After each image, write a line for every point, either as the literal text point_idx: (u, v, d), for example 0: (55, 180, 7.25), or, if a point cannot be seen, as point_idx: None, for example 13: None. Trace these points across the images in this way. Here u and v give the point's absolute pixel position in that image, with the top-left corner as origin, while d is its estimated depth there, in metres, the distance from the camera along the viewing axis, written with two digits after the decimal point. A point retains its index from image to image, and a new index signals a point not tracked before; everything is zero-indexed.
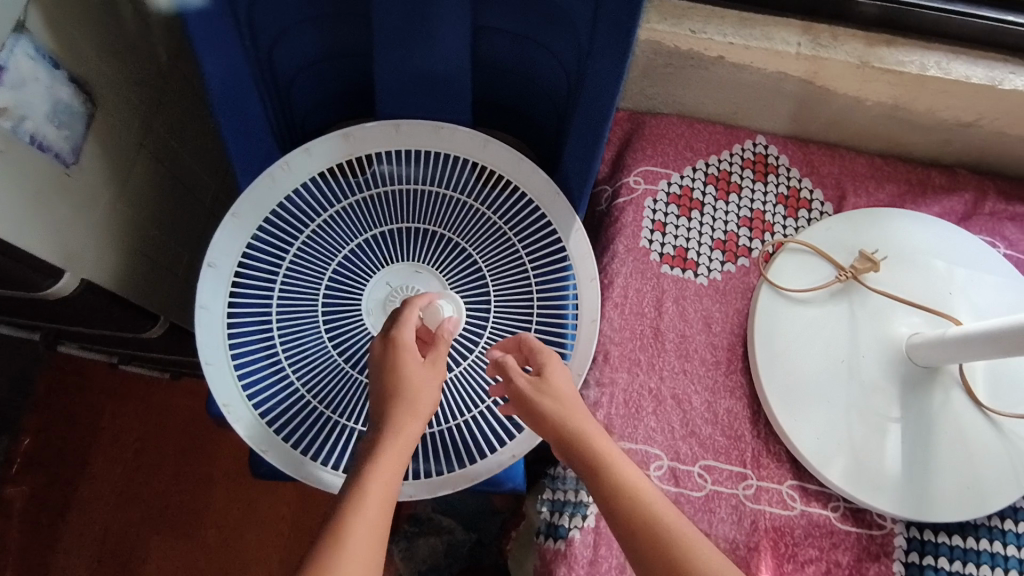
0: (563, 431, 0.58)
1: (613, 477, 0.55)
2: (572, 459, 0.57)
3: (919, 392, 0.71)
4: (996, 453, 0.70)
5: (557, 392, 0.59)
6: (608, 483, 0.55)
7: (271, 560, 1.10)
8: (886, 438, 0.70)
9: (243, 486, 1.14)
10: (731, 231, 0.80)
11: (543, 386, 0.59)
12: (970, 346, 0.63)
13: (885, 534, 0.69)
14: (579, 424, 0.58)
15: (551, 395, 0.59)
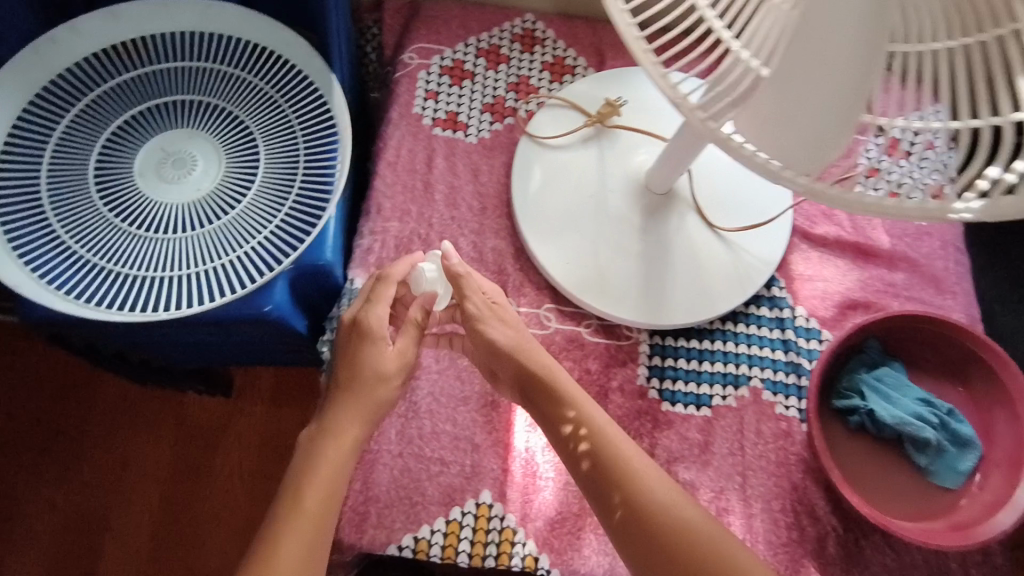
0: (530, 380, 0.67)
1: (580, 421, 0.65)
2: (542, 408, 0.67)
3: (659, 217, 0.79)
4: (725, 264, 0.79)
5: (516, 341, 0.68)
6: (574, 427, 0.65)
7: (149, 491, 1.13)
8: (630, 259, 0.78)
9: (114, 428, 1.16)
10: (500, 95, 0.88)
11: (510, 342, 0.68)
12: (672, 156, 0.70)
13: (631, 343, 0.79)
14: (549, 372, 0.67)
15: (517, 349, 0.68)
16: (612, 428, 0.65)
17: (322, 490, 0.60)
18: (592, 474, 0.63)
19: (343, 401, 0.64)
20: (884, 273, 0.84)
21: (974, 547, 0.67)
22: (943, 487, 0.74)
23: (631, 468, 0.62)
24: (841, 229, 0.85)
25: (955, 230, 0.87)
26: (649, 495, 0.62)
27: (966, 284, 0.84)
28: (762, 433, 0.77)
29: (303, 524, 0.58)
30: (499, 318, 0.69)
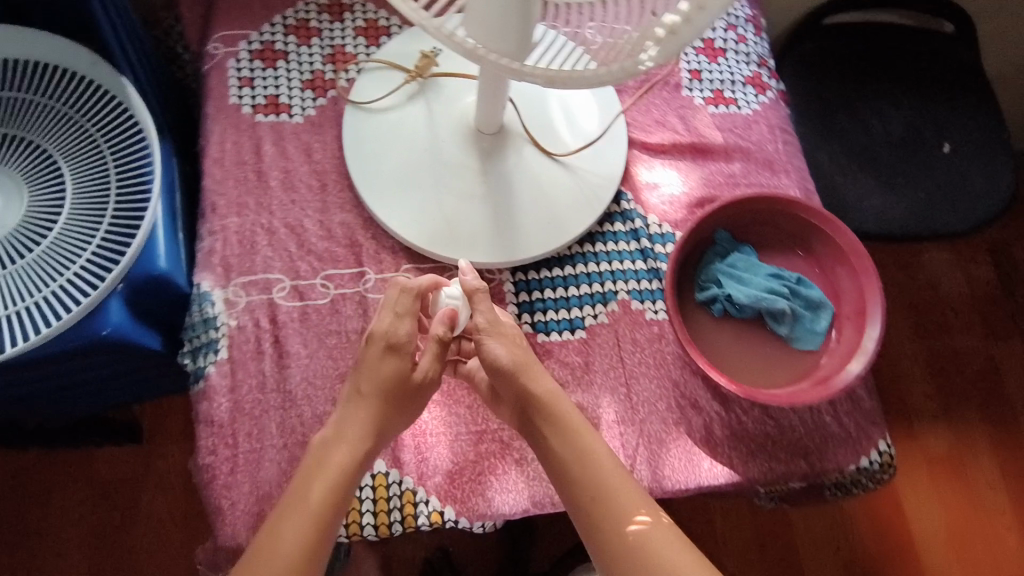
0: (530, 406, 0.68)
1: (581, 453, 0.66)
2: (540, 437, 0.68)
3: (494, 156, 0.82)
4: (567, 188, 0.82)
5: (516, 359, 0.69)
6: (575, 455, 0.66)
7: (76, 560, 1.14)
8: (476, 203, 0.80)
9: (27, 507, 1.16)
10: (318, 70, 0.87)
11: (517, 360, 0.69)
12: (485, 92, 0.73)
13: (496, 285, 0.81)
14: (553, 401, 0.68)
15: (519, 370, 0.69)
16: (612, 460, 0.67)
17: (324, 502, 0.62)
18: (586, 498, 0.65)
19: (359, 409, 0.67)
20: (722, 166, 0.88)
21: (832, 394, 0.73)
22: (806, 351, 0.78)
23: (624, 507, 0.65)
24: (675, 133, 0.89)
25: (777, 114, 0.92)
26: (637, 528, 0.64)
27: (796, 161, 0.90)
28: (637, 340, 0.80)
29: (304, 531, 0.60)
30: (507, 339, 0.71)
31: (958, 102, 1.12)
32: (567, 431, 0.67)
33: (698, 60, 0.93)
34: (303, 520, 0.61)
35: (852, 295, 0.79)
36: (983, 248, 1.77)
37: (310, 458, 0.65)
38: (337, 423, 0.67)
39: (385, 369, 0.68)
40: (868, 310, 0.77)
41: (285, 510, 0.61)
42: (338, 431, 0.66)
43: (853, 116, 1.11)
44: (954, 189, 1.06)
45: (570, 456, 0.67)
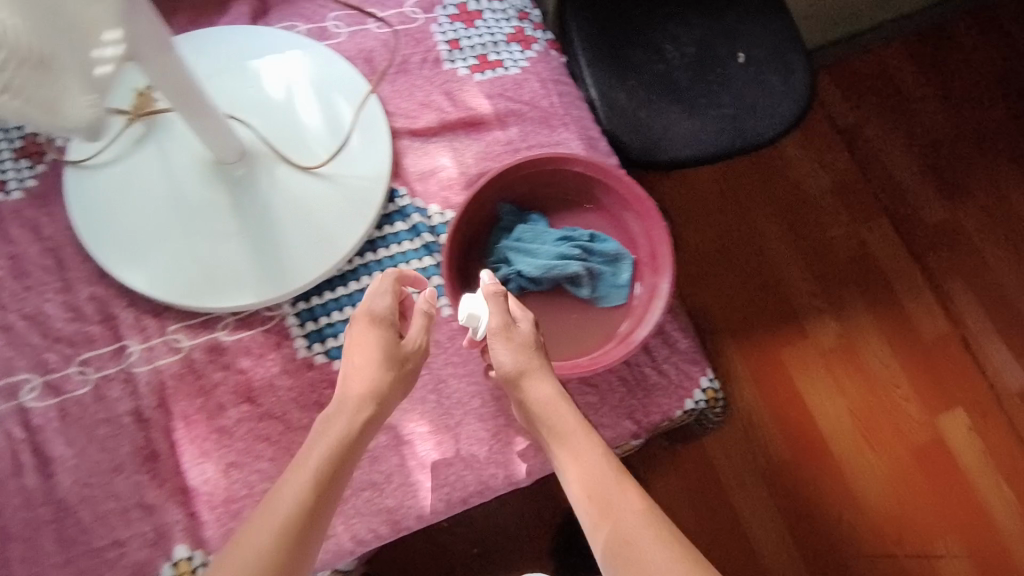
0: (537, 415, 0.66)
1: (575, 450, 0.63)
2: (561, 442, 0.65)
3: (243, 184, 0.74)
4: (332, 202, 0.76)
5: (517, 364, 0.66)
6: (565, 444, 0.65)
7: None
8: (233, 240, 0.73)
9: None
10: (30, 134, 0.77)
11: (522, 363, 0.66)
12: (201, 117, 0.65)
13: (277, 322, 0.75)
14: (554, 397, 0.66)
15: (518, 376, 0.66)
16: (604, 462, 0.63)
17: (307, 504, 0.55)
18: (580, 484, 0.63)
19: (351, 397, 0.60)
20: (497, 135, 0.83)
21: (628, 350, 0.71)
22: (614, 305, 0.76)
23: (610, 495, 0.61)
24: (444, 112, 0.83)
25: (548, 66, 0.87)
26: (624, 512, 0.59)
27: (575, 110, 0.85)
28: (440, 341, 0.77)
29: (291, 515, 0.54)
30: (514, 342, 0.66)
31: (746, 8, 1.09)
32: (575, 435, 0.64)
33: (454, 28, 0.86)
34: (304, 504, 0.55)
35: (643, 239, 0.77)
36: (833, 133, 1.67)
37: (320, 438, 0.58)
38: (335, 414, 0.60)
39: (384, 351, 0.62)
40: (659, 251, 0.75)
41: (285, 493, 0.55)
42: (329, 429, 0.59)
43: (645, 47, 1.07)
44: (757, 98, 1.05)
45: (567, 449, 0.64)
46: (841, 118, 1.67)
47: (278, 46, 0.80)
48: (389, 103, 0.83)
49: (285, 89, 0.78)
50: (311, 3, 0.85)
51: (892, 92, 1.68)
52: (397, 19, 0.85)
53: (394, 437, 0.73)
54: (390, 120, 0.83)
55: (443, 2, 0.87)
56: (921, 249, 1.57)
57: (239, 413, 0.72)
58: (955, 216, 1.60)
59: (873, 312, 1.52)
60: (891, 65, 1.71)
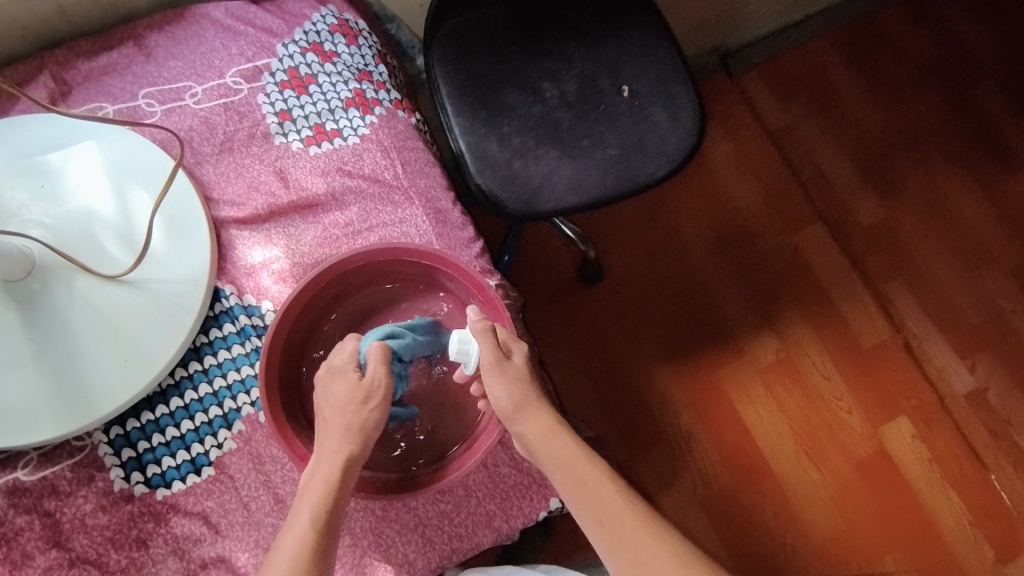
0: (529, 439, 0.63)
1: (577, 473, 0.61)
2: (554, 463, 0.62)
3: (36, 302, 0.66)
4: (143, 311, 0.69)
5: (514, 400, 0.63)
6: (567, 470, 0.61)
7: None
8: (28, 367, 0.65)
9: None
10: None
11: (519, 399, 0.64)
12: None
13: (86, 453, 0.67)
14: (552, 426, 0.63)
15: (515, 413, 0.63)
16: (608, 481, 0.61)
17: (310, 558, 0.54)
18: (588, 513, 0.60)
19: (333, 464, 0.59)
20: (335, 217, 0.76)
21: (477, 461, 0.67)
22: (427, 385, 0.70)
23: (622, 520, 0.59)
24: (273, 195, 0.76)
25: (392, 130, 0.79)
26: (640, 532, 0.58)
27: (421, 180, 0.78)
28: (277, 456, 0.69)
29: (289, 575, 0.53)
30: (509, 378, 0.64)
31: (627, 37, 1.03)
32: (572, 453, 0.62)
33: (284, 97, 0.78)
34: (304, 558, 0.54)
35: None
36: (761, 137, 1.52)
37: (312, 494, 0.57)
38: (321, 477, 0.58)
39: (354, 406, 0.60)
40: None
41: (287, 555, 0.54)
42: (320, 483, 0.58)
43: (522, 87, 0.99)
44: (644, 134, 0.97)
45: (570, 475, 0.61)
46: (770, 122, 1.53)
47: (79, 139, 0.72)
48: (212, 189, 0.76)
49: (84, 189, 0.71)
50: (117, 79, 0.77)
51: (818, 93, 1.56)
52: (218, 93, 0.78)
53: (228, 571, 0.66)
54: (213, 209, 0.75)
55: (270, 67, 0.79)
56: (857, 252, 1.46)
57: (47, 561, 0.63)
58: (891, 214, 1.49)
59: (809, 321, 1.40)
60: (818, 63, 1.58)
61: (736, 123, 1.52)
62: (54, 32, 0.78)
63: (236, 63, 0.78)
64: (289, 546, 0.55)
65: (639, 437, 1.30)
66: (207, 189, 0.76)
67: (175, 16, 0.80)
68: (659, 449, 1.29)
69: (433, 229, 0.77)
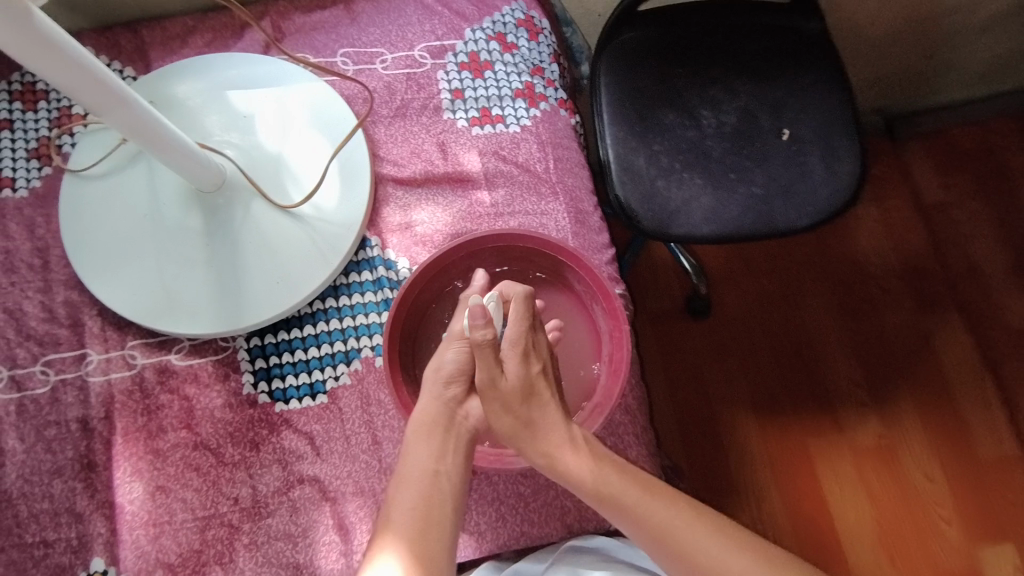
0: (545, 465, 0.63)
1: (609, 486, 0.61)
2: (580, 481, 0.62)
3: (220, 215, 0.75)
4: (299, 242, 0.76)
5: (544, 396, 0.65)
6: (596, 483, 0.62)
7: None
8: (200, 268, 0.75)
9: None
10: (43, 136, 0.79)
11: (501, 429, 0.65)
12: (172, 148, 0.66)
13: (229, 353, 0.75)
14: (588, 449, 0.63)
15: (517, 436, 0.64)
16: (639, 484, 0.62)
17: (423, 502, 0.60)
18: (625, 520, 0.61)
19: (426, 410, 0.65)
20: (482, 195, 0.81)
21: None
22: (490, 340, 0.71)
23: (662, 519, 0.61)
24: (431, 164, 0.81)
25: (551, 127, 0.83)
26: (683, 525, 0.60)
27: (569, 179, 0.81)
28: (383, 401, 0.74)
29: (414, 516, 0.59)
30: (519, 390, 0.65)
31: (800, 82, 1.01)
32: (591, 471, 0.62)
33: (460, 77, 0.84)
34: (422, 510, 0.60)
35: (608, 336, 0.75)
36: (913, 209, 1.43)
37: (413, 451, 0.63)
38: (418, 421, 0.65)
39: (450, 368, 0.67)
40: (613, 379, 0.71)
41: (405, 502, 0.60)
42: (418, 446, 0.63)
43: (681, 111, 1.00)
44: (794, 180, 0.95)
45: (625, 511, 0.61)
46: (928, 196, 1.44)
47: (282, 81, 0.81)
48: (381, 147, 0.83)
49: (274, 125, 0.79)
50: (323, 35, 0.85)
51: (988, 175, 1.45)
52: (405, 63, 0.84)
53: (318, 491, 0.71)
54: (378, 165, 0.82)
55: (455, 49, 0.85)
56: (997, 354, 1.34)
57: (177, 438, 0.72)
58: None
59: (923, 412, 1.30)
60: (997, 145, 1.47)
61: (890, 190, 1.44)
62: None
63: (427, 39, 0.85)
64: (403, 504, 0.60)
65: (711, 483, 1.26)
66: (375, 146, 0.83)
67: None
68: (728, 499, 1.25)
69: (571, 226, 0.79)
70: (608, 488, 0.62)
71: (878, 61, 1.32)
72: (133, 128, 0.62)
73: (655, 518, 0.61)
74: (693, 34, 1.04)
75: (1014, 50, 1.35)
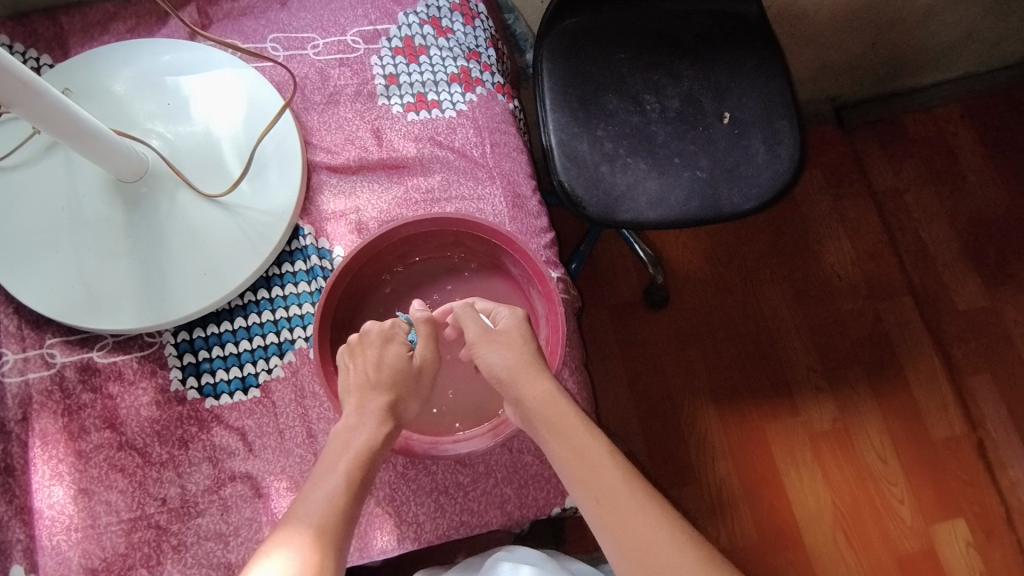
0: (524, 407, 0.63)
1: (574, 444, 0.60)
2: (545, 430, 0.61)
3: (142, 206, 0.72)
4: (228, 232, 0.74)
5: (512, 365, 0.65)
6: (561, 436, 0.61)
7: None
8: (122, 262, 0.72)
9: None
10: None
11: (510, 369, 0.65)
12: (86, 136, 0.63)
13: (155, 349, 0.72)
14: (571, 419, 0.61)
15: (511, 376, 0.65)
16: (605, 454, 0.59)
17: (341, 507, 0.57)
18: (578, 482, 0.59)
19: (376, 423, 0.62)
20: (418, 181, 0.79)
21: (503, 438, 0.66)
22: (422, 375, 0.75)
23: (614, 493, 0.57)
24: (365, 151, 0.80)
25: (488, 111, 0.81)
26: (634, 508, 0.56)
27: (506, 164, 0.80)
28: (318, 393, 0.72)
29: (327, 516, 0.56)
30: (507, 347, 0.66)
31: (742, 65, 1.01)
32: (560, 421, 0.61)
33: (395, 62, 0.82)
34: (334, 513, 0.56)
35: (545, 320, 0.74)
36: (861, 194, 1.45)
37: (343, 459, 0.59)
38: (365, 432, 0.61)
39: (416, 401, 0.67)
40: (554, 338, 0.70)
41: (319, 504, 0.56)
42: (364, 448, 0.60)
43: (625, 96, 1.00)
44: (738, 163, 0.95)
45: (582, 473, 0.59)
46: (877, 183, 1.46)
47: (208, 67, 0.78)
48: (313, 135, 0.80)
49: (199, 113, 0.76)
50: (251, 21, 0.83)
51: (933, 161, 1.48)
52: (337, 48, 0.83)
53: (252, 488, 0.69)
54: (310, 153, 0.80)
55: (389, 33, 0.83)
56: (945, 335, 1.37)
57: (100, 439, 0.69)
58: (991, 301, 1.39)
59: (875, 394, 1.32)
60: (941, 132, 1.50)
61: (840, 177, 1.46)
62: None
63: (359, 24, 0.83)
64: (318, 503, 0.56)
65: (671, 472, 1.26)
66: (308, 134, 0.80)
67: None
68: (688, 487, 1.25)
69: (508, 211, 0.78)
70: (570, 444, 0.60)
71: (823, 48, 1.34)
72: (41, 117, 0.58)
73: (607, 488, 0.57)
74: (636, 22, 1.04)
75: (955, 37, 1.38)
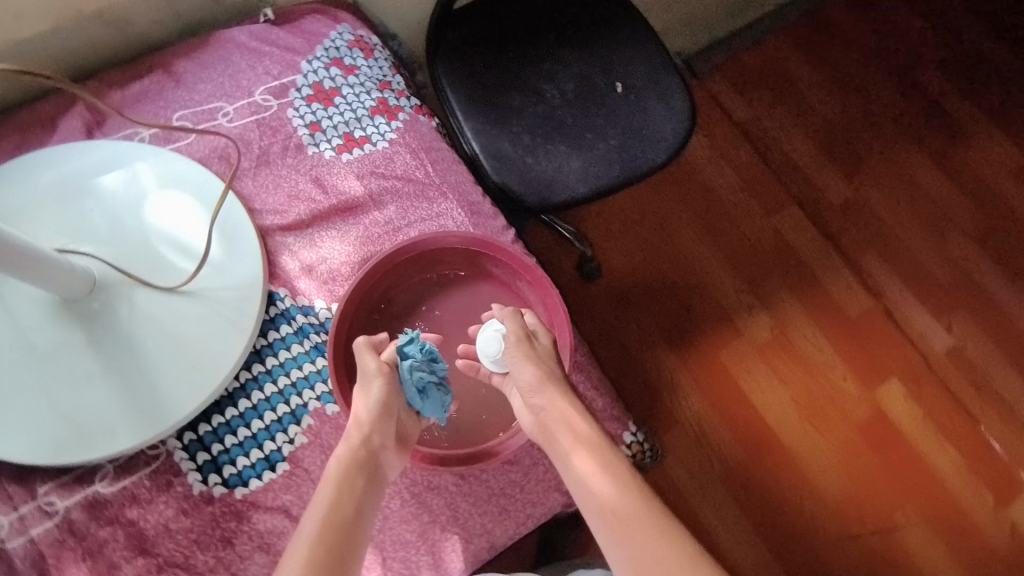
0: (552, 419, 0.64)
1: (593, 456, 0.61)
2: (569, 446, 0.62)
3: (101, 318, 0.68)
4: (200, 318, 0.71)
5: (537, 372, 0.67)
6: (582, 446, 0.62)
7: None
8: (97, 382, 0.67)
9: None
10: None
11: (537, 377, 0.66)
12: (29, 262, 0.59)
13: (163, 459, 0.68)
14: (592, 434, 0.63)
15: (534, 387, 0.66)
16: (624, 473, 0.59)
17: (331, 544, 0.53)
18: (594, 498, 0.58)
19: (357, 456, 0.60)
20: (374, 216, 0.80)
21: None
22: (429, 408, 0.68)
23: (629, 517, 0.56)
24: (312, 201, 0.79)
25: (417, 133, 0.84)
26: (649, 534, 0.54)
27: (451, 177, 0.83)
28: None
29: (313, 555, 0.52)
30: (535, 356, 0.68)
31: (615, 38, 1.10)
32: (582, 431, 0.63)
33: (312, 110, 0.83)
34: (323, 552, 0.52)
35: (539, 305, 0.79)
36: (731, 129, 1.61)
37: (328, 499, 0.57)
38: (350, 469, 0.59)
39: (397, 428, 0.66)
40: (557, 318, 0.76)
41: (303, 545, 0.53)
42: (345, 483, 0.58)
43: (524, 90, 1.05)
44: (641, 123, 1.04)
45: (602, 488, 0.59)
46: (739, 115, 1.63)
47: (122, 161, 0.74)
48: (255, 200, 0.79)
49: (128, 209, 0.73)
50: (150, 104, 0.80)
51: (777, 84, 1.66)
52: (250, 110, 0.81)
53: None
54: (258, 219, 0.78)
55: (297, 84, 0.83)
56: (832, 228, 1.54)
57: (135, 569, 0.64)
58: (857, 194, 1.57)
59: (797, 296, 1.47)
60: (775, 57, 1.68)
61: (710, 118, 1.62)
62: (84, 65, 0.81)
63: (264, 81, 0.83)
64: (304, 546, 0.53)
65: (654, 422, 1.34)
66: (249, 201, 0.79)
67: (199, 42, 0.84)
68: (673, 429, 1.35)
69: (468, 219, 0.81)
70: (591, 459, 0.61)
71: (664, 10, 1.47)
72: None
73: (623, 507, 0.57)
74: (511, 21, 1.10)
75: None
